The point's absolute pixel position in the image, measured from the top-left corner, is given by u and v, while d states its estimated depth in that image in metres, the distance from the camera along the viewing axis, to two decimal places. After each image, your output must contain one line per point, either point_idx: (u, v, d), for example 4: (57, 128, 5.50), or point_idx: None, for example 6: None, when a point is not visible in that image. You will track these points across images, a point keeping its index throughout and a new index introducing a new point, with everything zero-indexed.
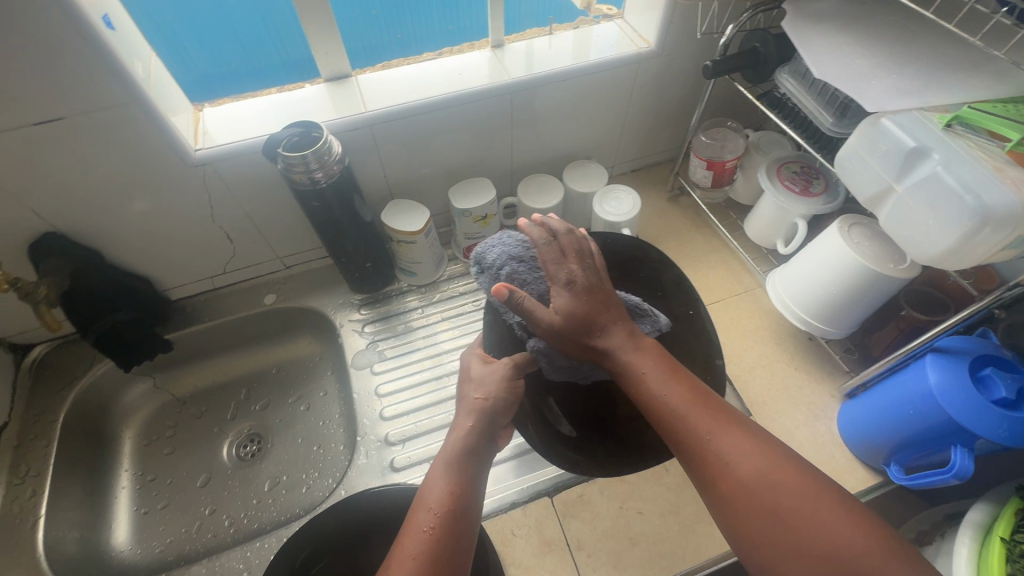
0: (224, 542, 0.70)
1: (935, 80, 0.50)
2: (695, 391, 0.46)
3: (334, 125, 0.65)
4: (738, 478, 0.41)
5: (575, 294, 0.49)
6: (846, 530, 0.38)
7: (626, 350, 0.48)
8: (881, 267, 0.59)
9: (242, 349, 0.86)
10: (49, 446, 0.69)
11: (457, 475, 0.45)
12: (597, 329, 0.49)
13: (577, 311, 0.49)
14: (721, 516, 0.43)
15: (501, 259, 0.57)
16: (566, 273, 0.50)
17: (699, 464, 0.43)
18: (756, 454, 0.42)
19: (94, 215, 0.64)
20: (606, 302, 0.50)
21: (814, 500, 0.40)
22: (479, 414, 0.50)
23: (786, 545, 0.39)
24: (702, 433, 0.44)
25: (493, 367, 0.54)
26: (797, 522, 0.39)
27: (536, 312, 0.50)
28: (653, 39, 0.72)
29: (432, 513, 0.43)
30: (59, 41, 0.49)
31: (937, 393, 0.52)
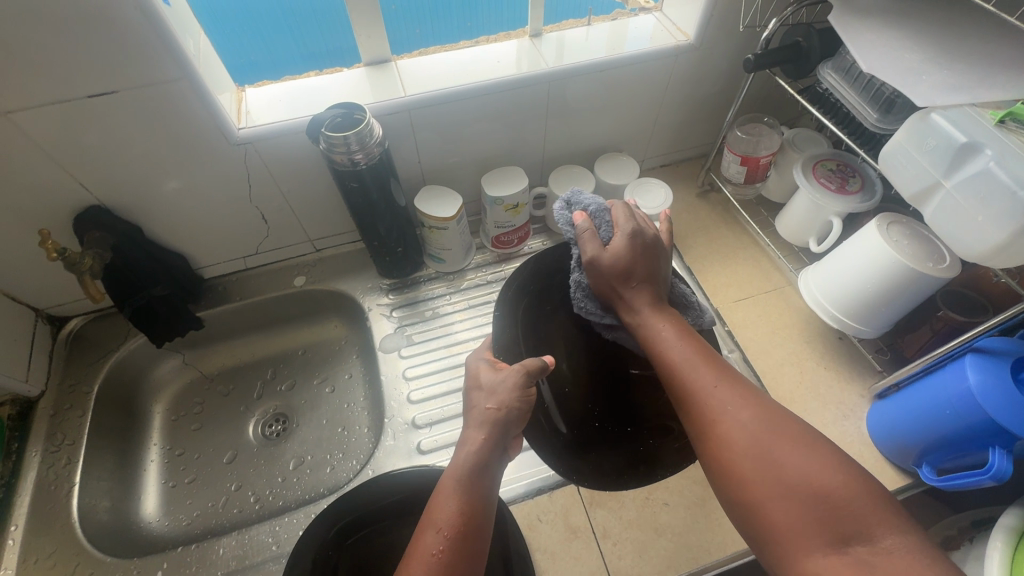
0: (249, 517, 0.71)
1: (989, 75, 0.49)
2: (702, 352, 0.49)
3: (374, 109, 0.66)
4: (732, 421, 0.44)
5: (635, 244, 0.54)
6: (834, 474, 0.40)
7: (648, 308, 0.52)
8: (921, 265, 0.58)
9: (270, 330, 0.87)
10: (84, 415, 0.70)
11: (461, 492, 0.44)
12: (633, 282, 0.53)
13: (631, 257, 0.53)
14: (709, 459, 0.45)
15: (574, 198, 0.59)
16: (632, 228, 0.54)
17: (697, 408, 0.46)
18: (751, 407, 0.44)
19: (138, 189, 0.65)
20: (652, 268, 0.54)
21: (803, 448, 0.41)
22: (492, 426, 0.47)
23: (771, 483, 0.41)
24: (704, 382, 0.46)
25: (504, 375, 0.49)
26: (788, 467, 0.41)
27: (591, 244, 0.54)
28: (693, 32, 0.72)
29: (440, 535, 0.42)
30: (117, 15, 0.49)
31: (977, 393, 0.52)
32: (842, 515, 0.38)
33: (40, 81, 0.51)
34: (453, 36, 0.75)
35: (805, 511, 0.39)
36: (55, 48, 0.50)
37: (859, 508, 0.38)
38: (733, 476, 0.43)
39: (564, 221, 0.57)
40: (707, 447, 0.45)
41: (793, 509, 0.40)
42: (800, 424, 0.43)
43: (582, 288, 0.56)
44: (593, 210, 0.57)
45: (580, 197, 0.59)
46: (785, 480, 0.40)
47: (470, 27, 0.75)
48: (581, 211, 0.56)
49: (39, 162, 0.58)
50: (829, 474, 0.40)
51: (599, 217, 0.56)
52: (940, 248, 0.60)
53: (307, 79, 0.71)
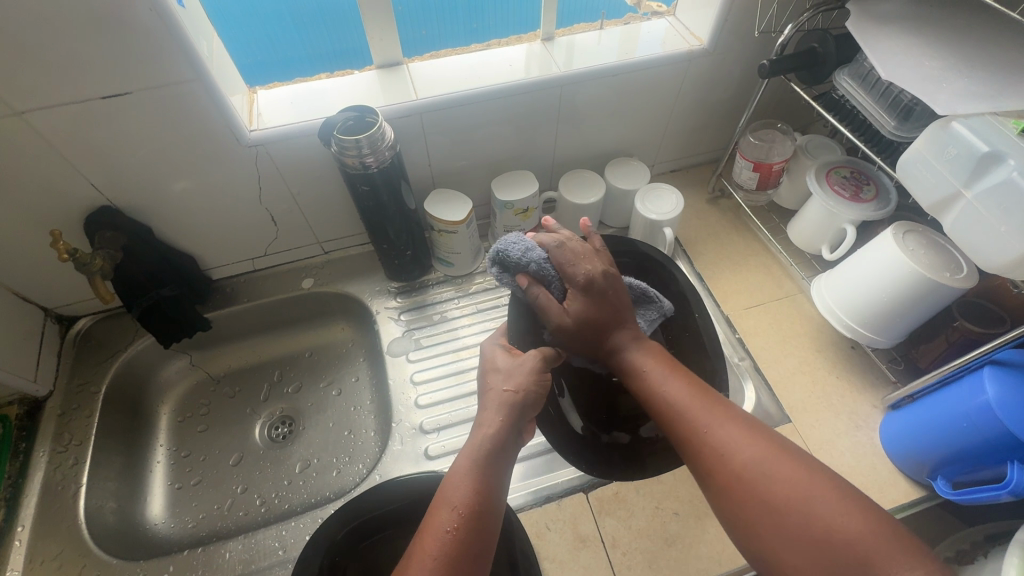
0: (255, 521, 0.71)
1: (1012, 83, 0.48)
2: (697, 392, 0.47)
3: (386, 112, 0.66)
4: (735, 464, 0.42)
5: (592, 294, 0.51)
6: (845, 518, 0.38)
7: (631, 351, 0.50)
8: (938, 275, 0.57)
9: (277, 332, 0.87)
10: (91, 416, 0.70)
11: (478, 469, 0.44)
12: (608, 331, 0.51)
13: (590, 311, 0.51)
14: (719, 504, 0.43)
15: (522, 255, 0.53)
16: (583, 275, 0.51)
17: (697, 451, 0.44)
18: (756, 446, 0.43)
19: (148, 189, 0.65)
20: (622, 300, 0.52)
21: (815, 486, 0.40)
22: (509, 408, 0.47)
23: (786, 527, 0.39)
24: (700, 425, 0.45)
25: (522, 360, 0.50)
26: (794, 509, 0.39)
27: (549, 311, 0.52)
28: (706, 37, 0.71)
29: (455, 513, 0.41)
30: (132, 18, 0.49)
31: (996, 406, 0.51)
32: (854, 560, 0.36)
33: (54, 82, 0.51)
34: (464, 39, 0.75)
35: (813, 556, 0.38)
36: (68, 47, 0.50)
37: (877, 551, 0.36)
38: (741, 520, 0.42)
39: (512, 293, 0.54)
40: (713, 487, 0.43)
41: (801, 555, 0.38)
42: (813, 462, 0.42)
43: (557, 346, 0.55)
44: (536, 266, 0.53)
45: (524, 255, 0.53)
46: (792, 521, 0.39)
47: (476, 28, 0.74)
48: (524, 277, 0.53)
49: (51, 162, 0.58)
50: (838, 517, 0.38)
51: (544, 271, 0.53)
52: (957, 258, 0.59)
53: (319, 82, 0.71)
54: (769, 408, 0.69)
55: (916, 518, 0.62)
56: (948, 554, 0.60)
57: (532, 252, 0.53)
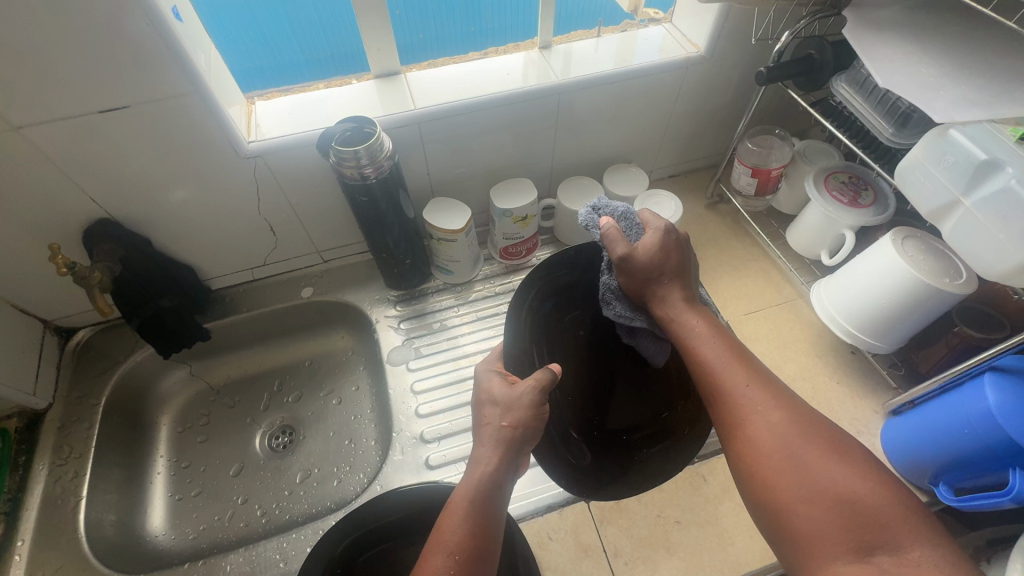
0: (255, 532, 0.71)
1: (1009, 91, 0.48)
2: (734, 351, 0.48)
3: (384, 122, 0.66)
4: (764, 422, 0.44)
5: (665, 240, 0.53)
6: (865, 485, 0.39)
7: (679, 306, 0.51)
8: (938, 283, 0.57)
9: (277, 341, 0.86)
10: (91, 428, 0.70)
11: (475, 509, 0.43)
12: (664, 281, 0.52)
13: (659, 256, 0.52)
14: (739, 463, 0.44)
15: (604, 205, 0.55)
16: (666, 226, 0.54)
17: (728, 407, 0.46)
18: (783, 409, 0.44)
19: (147, 202, 0.65)
20: (688, 262, 0.54)
21: (834, 453, 0.41)
22: (505, 446, 0.46)
23: (804, 486, 0.40)
24: (736, 381, 0.46)
25: (520, 391, 0.48)
26: (815, 472, 0.40)
27: (618, 244, 0.51)
28: (703, 44, 0.72)
29: (451, 559, 0.41)
30: (130, 31, 0.49)
31: (997, 412, 0.51)
32: (870, 524, 0.38)
33: (50, 96, 0.51)
34: (460, 47, 0.75)
35: (828, 517, 0.39)
36: (66, 62, 0.50)
37: (890, 517, 0.38)
38: (757, 478, 0.43)
39: (594, 230, 0.53)
40: (737, 443, 0.44)
41: (817, 515, 0.39)
42: (837, 431, 0.43)
43: (610, 290, 0.54)
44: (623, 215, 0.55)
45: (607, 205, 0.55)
46: (812, 483, 0.40)
47: (473, 31, 0.74)
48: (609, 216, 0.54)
49: (49, 175, 0.58)
50: (858, 483, 0.39)
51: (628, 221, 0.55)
52: (957, 264, 0.59)
53: (317, 92, 0.72)
54: None
55: None
56: None
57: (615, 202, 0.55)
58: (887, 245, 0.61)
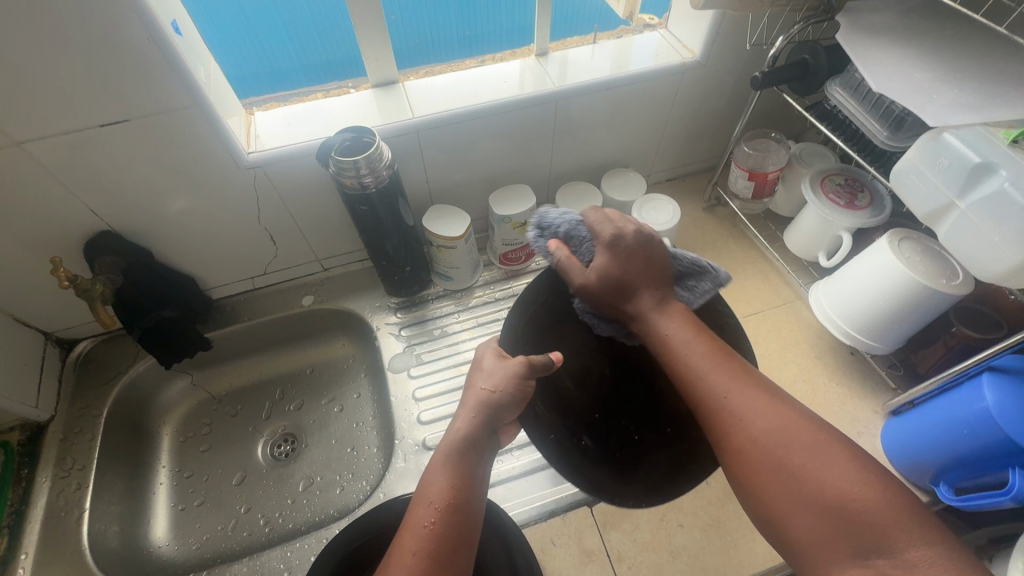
0: (259, 541, 0.71)
1: (1002, 95, 0.49)
2: (717, 356, 0.48)
3: (383, 131, 0.66)
4: (751, 431, 0.43)
5: (616, 254, 0.53)
6: (861, 489, 0.39)
7: (654, 315, 0.52)
8: (934, 283, 0.58)
9: (278, 349, 0.87)
10: (93, 439, 0.70)
11: (454, 465, 0.45)
12: (630, 291, 0.53)
13: (613, 269, 0.53)
14: (733, 473, 0.44)
15: (558, 219, 0.57)
16: (610, 233, 0.54)
17: (714, 417, 0.45)
18: (776, 415, 0.43)
19: (148, 213, 0.65)
20: (650, 263, 0.54)
21: (827, 456, 0.41)
22: (485, 407, 0.48)
23: (797, 494, 0.40)
24: (720, 391, 0.46)
25: (505, 362, 0.50)
26: (807, 479, 0.40)
27: (572, 272, 0.55)
28: (698, 50, 0.72)
29: (431, 508, 0.42)
30: (131, 46, 0.50)
31: (996, 413, 0.51)
32: (866, 529, 0.38)
33: (52, 111, 0.52)
34: (458, 53, 0.76)
35: (821, 523, 0.39)
36: (67, 77, 0.50)
37: (884, 521, 0.37)
38: (753, 484, 0.43)
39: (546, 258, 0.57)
40: (728, 454, 0.44)
41: (811, 522, 0.40)
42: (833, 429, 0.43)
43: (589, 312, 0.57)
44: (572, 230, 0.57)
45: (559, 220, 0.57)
46: (805, 490, 0.40)
47: (470, 36, 0.75)
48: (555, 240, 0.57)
49: (51, 189, 0.58)
50: (855, 486, 0.39)
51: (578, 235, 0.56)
52: (952, 264, 0.60)
53: (316, 101, 0.72)
54: None
55: None
56: None
57: (563, 215, 0.57)
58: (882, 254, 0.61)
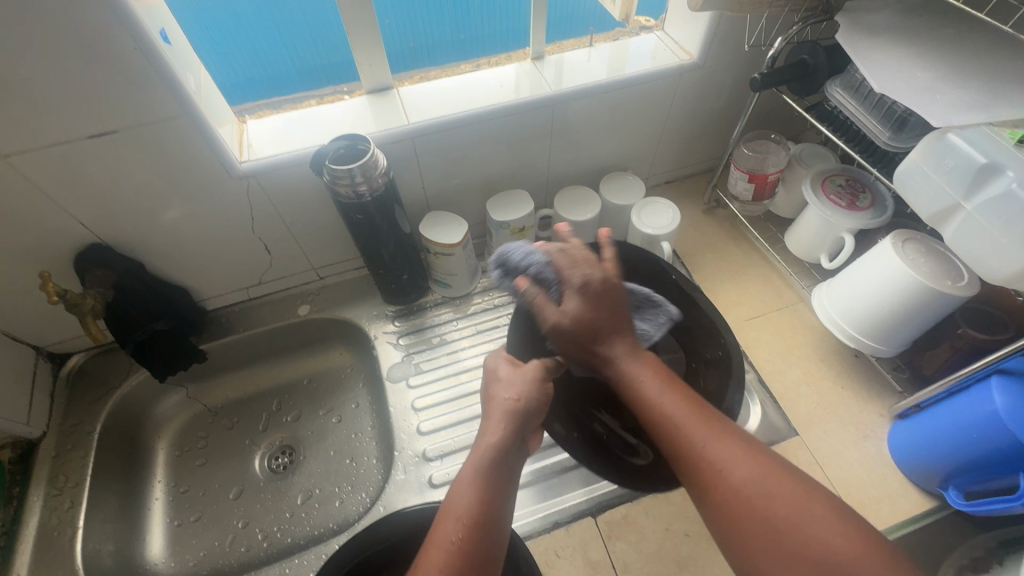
0: (257, 556, 0.69)
1: (1004, 94, 0.48)
2: (695, 406, 0.45)
3: (378, 138, 0.65)
4: (735, 483, 0.41)
5: (588, 299, 0.51)
6: (841, 537, 0.38)
7: (626, 361, 0.49)
8: (940, 285, 0.57)
9: (275, 360, 0.85)
10: (86, 456, 0.69)
11: (483, 479, 0.43)
12: (602, 337, 0.50)
13: (587, 314, 0.50)
14: (715, 526, 0.42)
15: (522, 259, 0.57)
16: (580, 279, 0.52)
17: (695, 471, 0.43)
18: (756, 463, 0.41)
19: (139, 225, 0.64)
20: (616, 312, 0.51)
21: (810, 505, 0.39)
22: (510, 418, 0.46)
23: (782, 548, 0.39)
24: (699, 442, 0.43)
25: (522, 370, 0.51)
26: (791, 532, 0.39)
27: (547, 312, 0.52)
28: (695, 51, 0.71)
29: (459, 523, 0.41)
30: (117, 56, 0.49)
31: (1006, 416, 0.50)
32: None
33: (38, 124, 0.51)
34: (453, 57, 0.75)
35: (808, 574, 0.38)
36: (53, 89, 0.49)
37: (870, 570, 0.36)
38: (735, 537, 0.40)
39: (517, 298, 0.56)
40: (710, 506, 0.42)
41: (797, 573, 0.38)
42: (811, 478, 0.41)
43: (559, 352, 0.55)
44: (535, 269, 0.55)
45: (525, 260, 0.57)
46: (788, 541, 0.39)
47: (464, 40, 0.73)
48: (524, 279, 0.55)
49: (39, 202, 0.57)
50: (834, 535, 0.38)
51: (543, 274, 0.55)
52: (958, 265, 0.59)
53: (309, 108, 0.71)
54: (776, 422, 0.68)
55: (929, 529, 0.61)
56: (962, 563, 0.58)
57: (534, 256, 0.56)
58: (882, 261, 0.61)
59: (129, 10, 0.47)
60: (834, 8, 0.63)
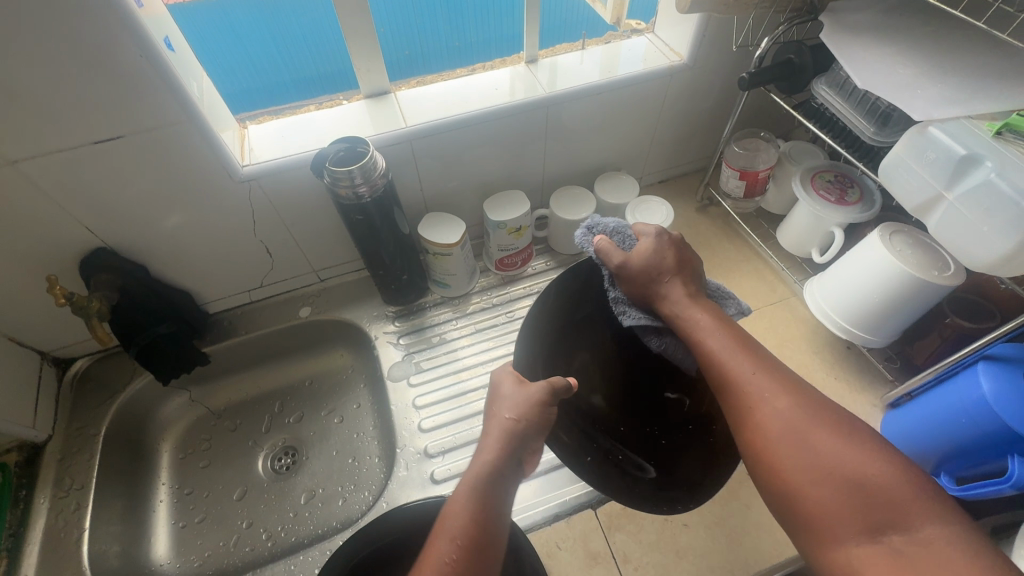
0: (262, 555, 0.70)
1: (981, 90, 0.50)
2: (740, 341, 0.51)
3: (377, 141, 0.67)
4: (773, 407, 0.45)
5: (659, 242, 0.58)
6: (878, 465, 0.40)
7: (683, 300, 0.55)
8: (927, 275, 0.58)
9: (278, 362, 0.86)
10: (92, 458, 0.70)
11: (479, 493, 0.45)
12: (664, 277, 0.57)
13: (653, 255, 0.58)
14: (751, 449, 0.46)
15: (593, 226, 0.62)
16: (655, 229, 0.60)
17: (738, 395, 0.48)
18: (796, 396, 0.46)
19: (143, 229, 0.65)
20: (682, 256, 0.58)
21: (848, 436, 0.42)
22: (510, 435, 0.48)
23: (817, 469, 0.42)
24: (745, 369, 0.48)
25: (527, 389, 0.51)
26: (823, 454, 0.42)
27: (613, 254, 0.58)
28: (685, 53, 0.73)
29: (454, 543, 0.42)
30: (123, 63, 0.50)
31: (992, 400, 0.52)
32: (882, 506, 0.39)
33: (46, 131, 0.52)
34: (449, 62, 0.76)
35: (842, 495, 0.40)
36: (60, 96, 0.50)
37: (903, 500, 0.39)
38: (767, 464, 0.44)
39: (589, 248, 0.60)
40: (747, 427, 0.46)
41: (829, 493, 0.41)
42: (846, 416, 0.45)
43: (621, 301, 0.60)
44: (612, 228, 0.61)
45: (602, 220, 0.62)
46: (822, 463, 0.42)
47: (459, 46, 0.75)
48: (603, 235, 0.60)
49: (46, 208, 0.58)
50: (870, 462, 0.41)
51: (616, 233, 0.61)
52: (943, 255, 0.60)
53: (308, 113, 0.73)
54: None
55: None
56: None
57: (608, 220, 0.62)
58: (886, 268, 0.61)
59: (133, 18, 0.48)
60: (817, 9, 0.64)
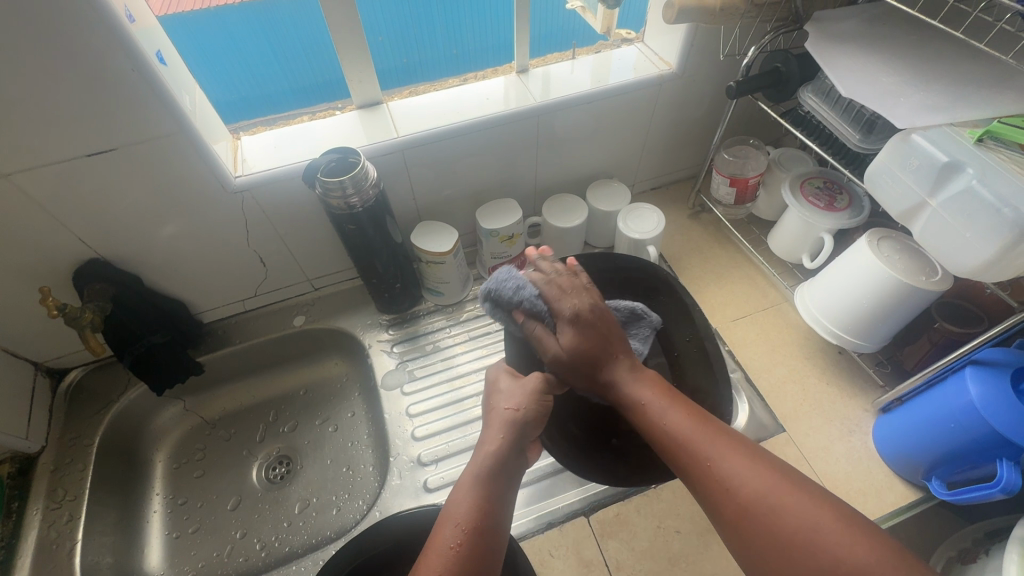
0: (256, 565, 0.70)
1: (963, 98, 0.51)
2: (700, 422, 0.46)
3: (369, 151, 0.67)
4: (739, 496, 0.41)
5: (580, 329, 0.52)
6: (848, 541, 0.37)
7: (629, 381, 0.51)
8: (914, 280, 0.59)
9: (273, 371, 0.87)
10: (85, 469, 0.69)
11: (481, 485, 0.45)
12: (601, 364, 0.51)
13: (582, 343, 0.52)
14: (731, 541, 0.42)
15: (514, 293, 0.57)
16: (571, 308, 0.53)
17: (704, 487, 0.43)
18: (761, 474, 0.42)
19: (137, 239, 0.65)
20: (610, 339, 0.53)
21: (814, 510, 0.39)
22: (510, 426, 0.49)
23: (794, 559, 0.39)
24: (704, 458, 0.44)
25: (523, 382, 0.53)
26: (798, 538, 0.39)
27: (546, 343, 0.54)
28: (674, 61, 0.74)
29: (458, 529, 0.42)
30: (115, 76, 0.51)
31: (979, 405, 0.52)
32: None
33: (40, 145, 0.52)
34: (441, 72, 0.77)
35: None
36: (53, 109, 0.51)
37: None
38: (750, 554, 0.41)
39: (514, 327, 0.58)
40: (723, 518, 0.42)
41: None
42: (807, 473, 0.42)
43: None
44: (529, 302, 0.56)
45: (515, 294, 0.57)
46: (798, 551, 0.38)
47: (455, 55, 0.76)
48: (520, 313, 0.56)
49: (40, 220, 0.58)
50: (842, 539, 0.38)
51: (536, 306, 0.56)
52: (931, 262, 0.61)
53: (302, 123, 0.73)
54: (764, 419, 0.70)
55: (916, 520, 0.62)
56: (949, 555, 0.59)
57: (525, 288, 0.56)
58: (877, 273, 0.61)
59: (124, 32, 0.49)
60: (804, 18, 0.65)
